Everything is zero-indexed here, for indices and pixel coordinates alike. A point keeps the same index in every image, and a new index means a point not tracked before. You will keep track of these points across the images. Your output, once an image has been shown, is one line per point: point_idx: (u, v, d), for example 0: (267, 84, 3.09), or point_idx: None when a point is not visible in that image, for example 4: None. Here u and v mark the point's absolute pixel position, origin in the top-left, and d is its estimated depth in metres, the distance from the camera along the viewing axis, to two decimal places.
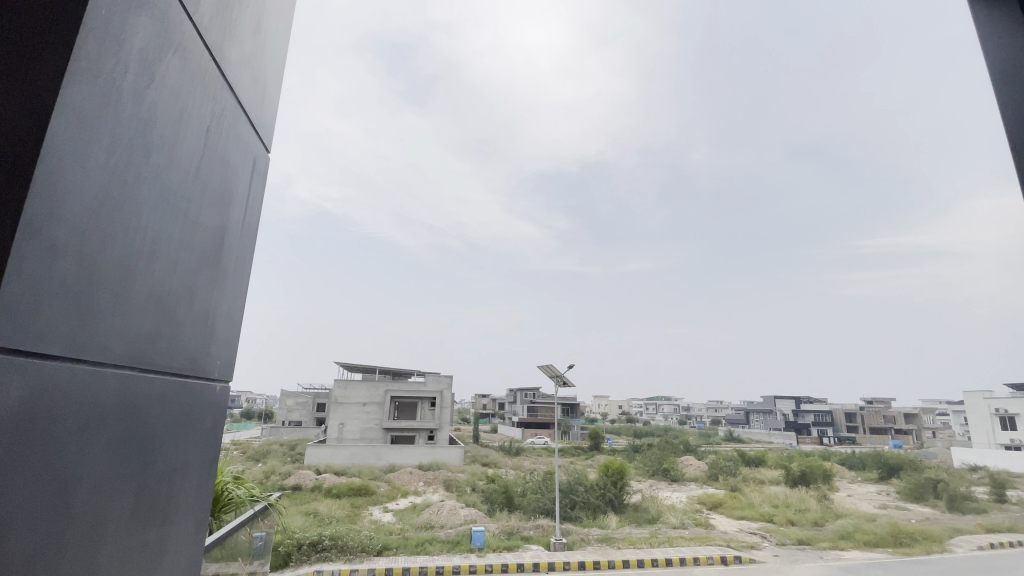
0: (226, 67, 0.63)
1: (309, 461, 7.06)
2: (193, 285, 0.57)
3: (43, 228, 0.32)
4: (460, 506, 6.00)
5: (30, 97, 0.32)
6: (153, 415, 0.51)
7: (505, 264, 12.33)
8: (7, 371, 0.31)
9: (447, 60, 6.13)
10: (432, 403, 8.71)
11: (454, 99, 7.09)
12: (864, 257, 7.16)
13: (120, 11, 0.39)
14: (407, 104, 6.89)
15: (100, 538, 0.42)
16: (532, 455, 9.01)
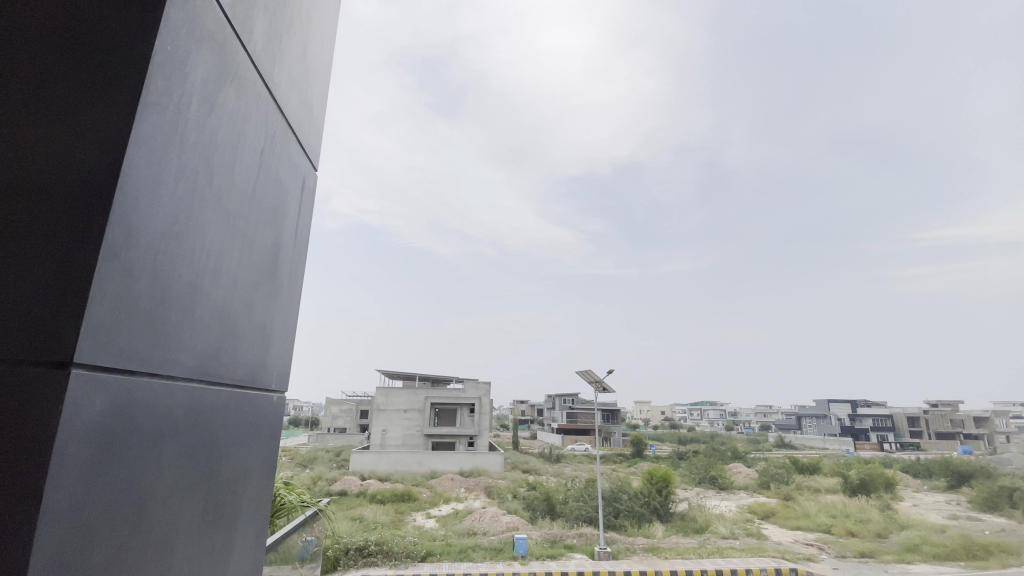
0: (277, 93, 0.66)
1: (354, 467, 7.12)
2: (252, 302, 0.60)
3: (121, 253, 0.34)
4: (502, 512, 6.00)
5: (103, 132, 0.35)
6: (218, 423, 0.53)
7: (540, 270, 12.26)
8: (92, 388, 0.33)
9: (475, 71, 6.23)
10: (470, 409, 8.74)
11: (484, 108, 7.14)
12: (929, 250, 6.82)
13: (184, 46, 0.42)
14: (439, 115, 7.04)
15: (171, 545, 0.44)
16: (573, 462, 8.83)
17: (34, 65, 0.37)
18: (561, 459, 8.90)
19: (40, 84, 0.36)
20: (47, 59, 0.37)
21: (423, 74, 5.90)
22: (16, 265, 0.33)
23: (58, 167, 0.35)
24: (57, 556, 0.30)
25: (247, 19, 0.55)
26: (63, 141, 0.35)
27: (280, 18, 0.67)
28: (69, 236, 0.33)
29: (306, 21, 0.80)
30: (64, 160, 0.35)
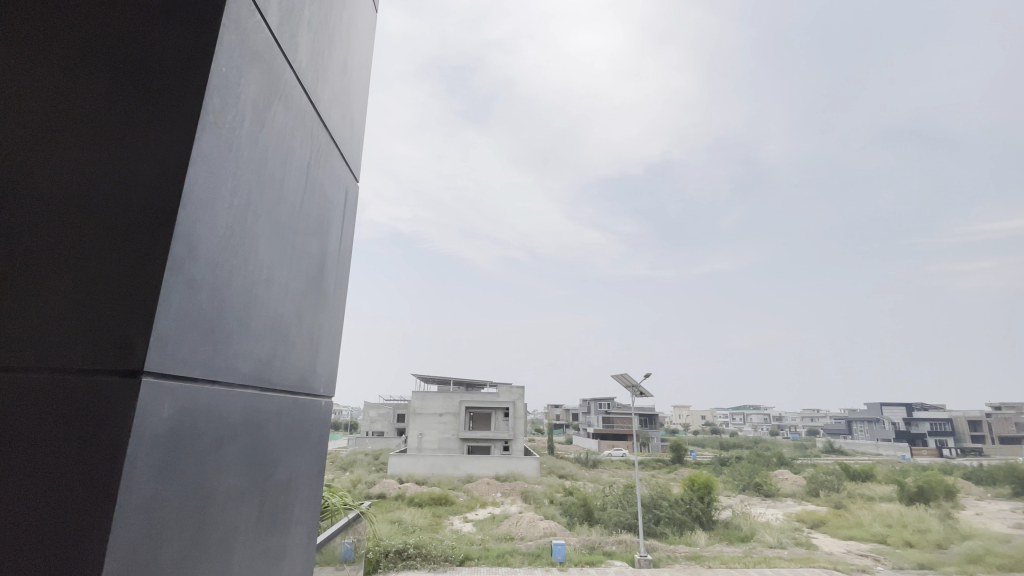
0: (321, 108, 0.68)
1: (393, 470, 7.24)
2: (301, 311, 0.63)
3: (184, 268, 0.36)
4: (539, 518, 5.99)
5: (166, 151, 0.37)
6: (272, 428, 0.55)
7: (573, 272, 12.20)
8: (161, 396, 0.35)
9: (504, 78, 6.31)
10: (506, 415, 8.74)
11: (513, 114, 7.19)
12: (995, 243, 6.33)
13: (236, 68, 0.44)
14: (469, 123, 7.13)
15: (231, 545, 0.46)
16: (612, 467, 8.38)
17: (100, 85, 0.39)
18: (598, 462, 8.59)
19: (105, 103, 0.38)
20: (115, 80, 0.39)
21: (451, 82, 6.01)
22: (88, 278, 0.35)
23: (124, 187, 0.37)
24: (127, 558, 0.32)
25: (293, 37, 0.57)
26: (128, 158, 0.37)
27: (323, 35, 0.69)
28: (137, 247, 0.35)
29: (345, 37, 0.82)
30: (132, 175, 0.37)
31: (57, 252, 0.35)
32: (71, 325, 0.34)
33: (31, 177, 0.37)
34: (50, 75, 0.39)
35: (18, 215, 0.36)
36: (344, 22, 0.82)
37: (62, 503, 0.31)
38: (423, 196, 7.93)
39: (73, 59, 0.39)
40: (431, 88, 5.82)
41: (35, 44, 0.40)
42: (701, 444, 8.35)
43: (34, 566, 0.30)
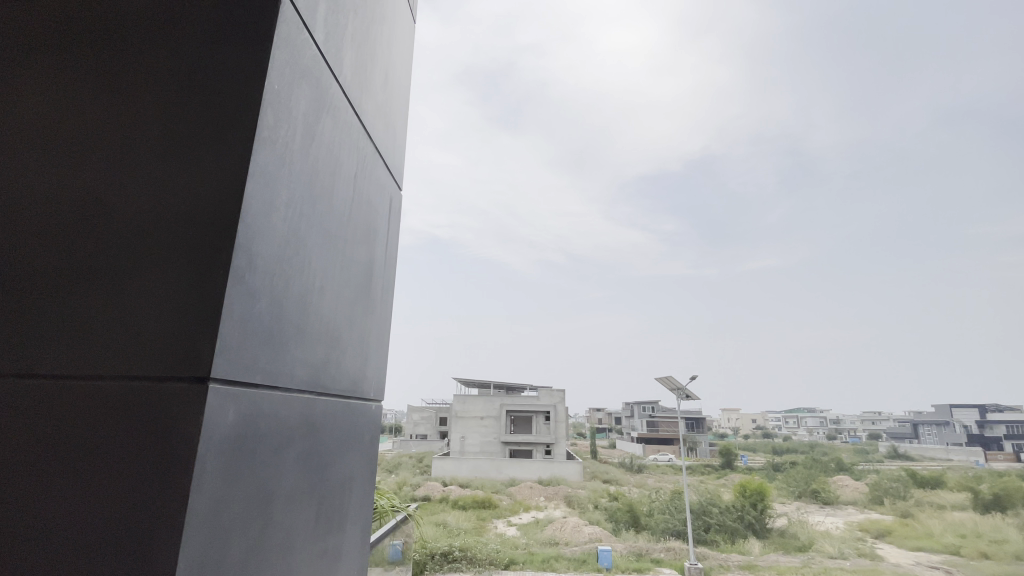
0: (366, 120, 0.70)
1: (435, 473, 7.10)
2: (353, 316, 0.65)
3: (246, 277, 0.38)
4: (584, 523, 5.96)
5: (227, 166, 0.39)
6: (327, 431, 0.57)
7: None
8: (226, 401, 0.36)
9: (537, 81, 6.32)
10: (546, 417, 8.39)
11: (547, 117, 7.18)
12: None
13: (288, 85, 0.46)
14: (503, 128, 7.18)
15: (291, 545, 0.47)
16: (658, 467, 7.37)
17: (171, 112, 0.41)
18: (648, 467, 7.29)
19: (171, 124, 0.41)
20: (182, 102, 0.42)
21: (485, 89, 6.08)
22: (155, 291, 0.37)
23: (191, 205, 0.38)
24: (200, 557, 0.33)
25: (338, 52, 0.59)
26: (194, 172, 0.39)
27: (365, 47, 0.71)
28: (202, 260, 0.37)
29: (386, 48, 0.84)
30: (196, 189, 0.39)
31: (133, 267, 0.38)
32: (141, 335, 0.36)
33: (108, 198, 0.40)
34: (125, 101, 0.42)
35: (100, 232, 0.39)
36: (385, 34, 0.84)
37: (139, 505, 0.32)
38: (455, 197, 7.93)
39: (144, 85, 0.42)
40: (464, 95, 5.90)
41: (113, 73, 0.43)
42: (755, 449, 6.88)
43: (115, 561, 0.32)
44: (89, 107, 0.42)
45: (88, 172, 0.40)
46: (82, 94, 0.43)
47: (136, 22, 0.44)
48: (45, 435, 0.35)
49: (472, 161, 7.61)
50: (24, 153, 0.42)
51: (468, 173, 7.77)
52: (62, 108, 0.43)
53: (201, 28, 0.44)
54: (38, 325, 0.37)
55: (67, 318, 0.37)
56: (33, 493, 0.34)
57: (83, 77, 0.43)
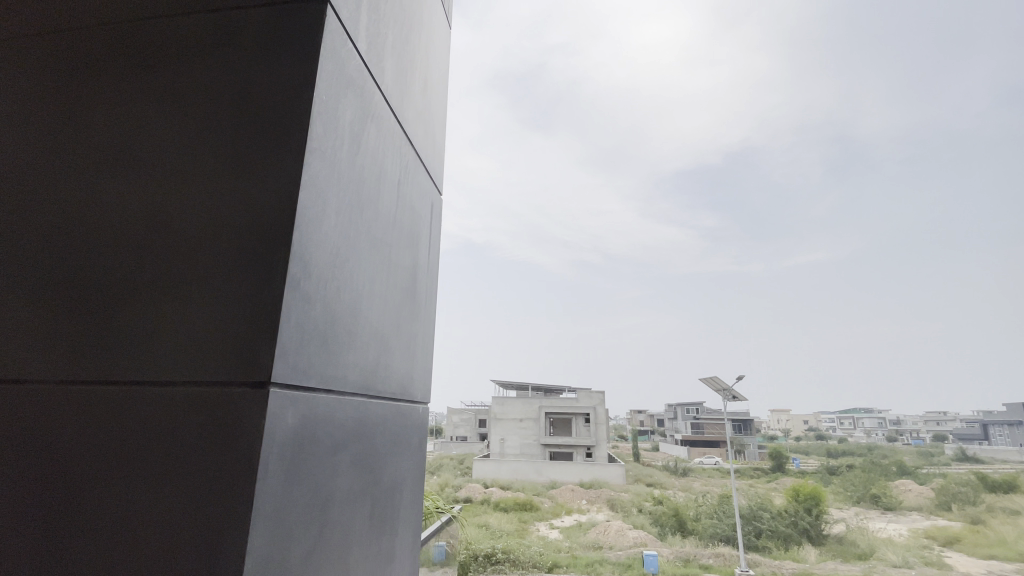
0: (408, 126, 0.72)
1: (478, 474, 7.13)
2: (400, 321, 0.66)
3: (300, 284, 0.39)
4: (628, 527, 5.90)
5: (283, 175, 0.40)
6: (379, 433, 0.58)
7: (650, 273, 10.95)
8: (286, 405, 0.37)
9: (568, 80, 6.29)
10: (586, 420, 8.05)
11: (578, 116, 7.15)
12: None
13: (336, 95, 0.47)
14: (535, 129, 7.17)
15: (348, 546, 0.49)
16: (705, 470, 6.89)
17: (229, 125, 0.43)
18: (694, 470, 7.04)
19: (230, 138, 0.43)
20: (238, 116, 0.44)
21: (517, 92, 6.11)
22: (218, 298, 0.39)
23: (249, 215, 0.40)
24: (264, 558, 0.34)
25: (380, 60, 0.61)
26: (252, 182, 0.41)
27: (405, 54, 0.72)
28: (261, 268, 0.38)
29: (425, 55, 0.85)
30: (252, 198, 0.40)
31: (196, 278, 0.39)
32: (204, 338, 0.38)
33: (172, 212, 0.42)
34: (188, 119, 0.45)
35: (164, 244, 0.41)
36: (423, 41, 0.85)
37: (206, 505, 0.34)
38: (490, 199, 7.92)
39: (204, 103, 0.45)
40: (498, 99, 5.92)
41: (176, 93, 0.46)
42: (809, 452, 6.49)
43: (184, 561, 0.33)
44: (153, 126, 0.45)
45: (155, 190, 0.43)
46: (148, 117, 0.46)
47: (197, 47, 0.47)
48: (117, 439, 0.37)
49: (505, 163, 7.57)
50: (97, 172, 0.45)
51: (502, 176, 7.78)
52: (130, 127, 0.46)
53: (255, 44, 0.46)
54: (111, 335, 0.40)
55: (138, 326, 0.39)
56: (107, 494, 0.36)
57: (147, 98, 0.46)
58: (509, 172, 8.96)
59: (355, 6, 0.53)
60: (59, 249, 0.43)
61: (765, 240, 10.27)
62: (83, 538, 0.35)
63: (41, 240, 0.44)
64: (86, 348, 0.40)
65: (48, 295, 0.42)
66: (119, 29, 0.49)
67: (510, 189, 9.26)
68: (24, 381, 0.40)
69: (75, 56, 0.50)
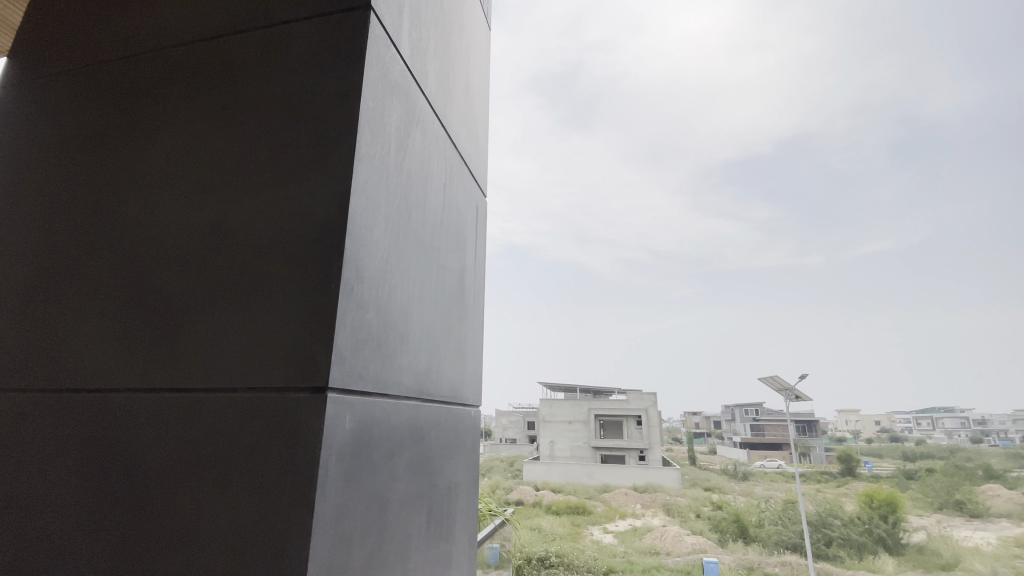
0: (451, 130, 0.76)
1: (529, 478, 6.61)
2: (449, 325, 0.71)
3: (352, 287, 0.44)
4: (685, 532, 5.79)
5: (329, 193, 0.45)
6: (432, 437, 0.62)
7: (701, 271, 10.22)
8: (343, 409, 0.41)
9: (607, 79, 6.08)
10: (636, 421, 7.50)
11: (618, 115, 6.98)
12: None
13: (380, 107, 0.52)
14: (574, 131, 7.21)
15: (408, 551, 0.53)
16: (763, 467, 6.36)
17: (277, 153, 0.49)
18: (751, 474, 6.30)
19: (286, 152, 0.49)
20: (287, 144, 0.49)
21: (556, 92, 6.00)
22: (278, 300, 0.44)
23: (304, 224, 0.45)
24: (327, 556, 0.38)
25: (422, 66, 0.65)
26: (301, 202, 0.46)
27: (446, 58, 0.76)
28: (316, 271, 0.43)
29: (467, 59, 0.89)
30: (304, 216, 0.45)
31: (253, 293, 0.45)
32: (266, 345, 0.43)
33: (234, 225, 0.48)
34: (247, 142, 0.51)
35: (229, 252, 0.48)
36: (465, 44, 0.89)
37: (274, 500, 0.38)
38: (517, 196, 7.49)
39: (252, 137, 0.51)
40: (537, 100, 5.84)
41: (239, 119, 0.53)
42: (882, 454, 5.48)
43: (256, 556, 0.37)
44: (220, 150, 0.53)
45: (212, 216, 0.50)
46: (201, 154, 0.53)
47: (256, 78, 0.54)
48: (188, 438, 0.43)
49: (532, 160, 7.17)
50: (175, 195, 0.53)
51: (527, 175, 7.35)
52: (201, 153, 0.54)
53: (308, 65, 0.51)
54: (187, 331, 0.47)
55: (202, 337, 0.46)
56: (185, 483, 0.42)
57: (215, 127, 0.54)
58: (549, 173, 8.82)
59: (397, 12, 0.58)
60: (148, 262, 0.51)
61: (821, 229, 8.97)
62: (171, 520, 0.42)
63: (130, 255, 0.53)
64: (157, 353, 0.47)
65: (137, 300, 0.50)
66: (195, 69, 0.59)
67: (543, 187, 8.85)
68: (118, 372, 0.49)
69: (160, 95, 0.60)
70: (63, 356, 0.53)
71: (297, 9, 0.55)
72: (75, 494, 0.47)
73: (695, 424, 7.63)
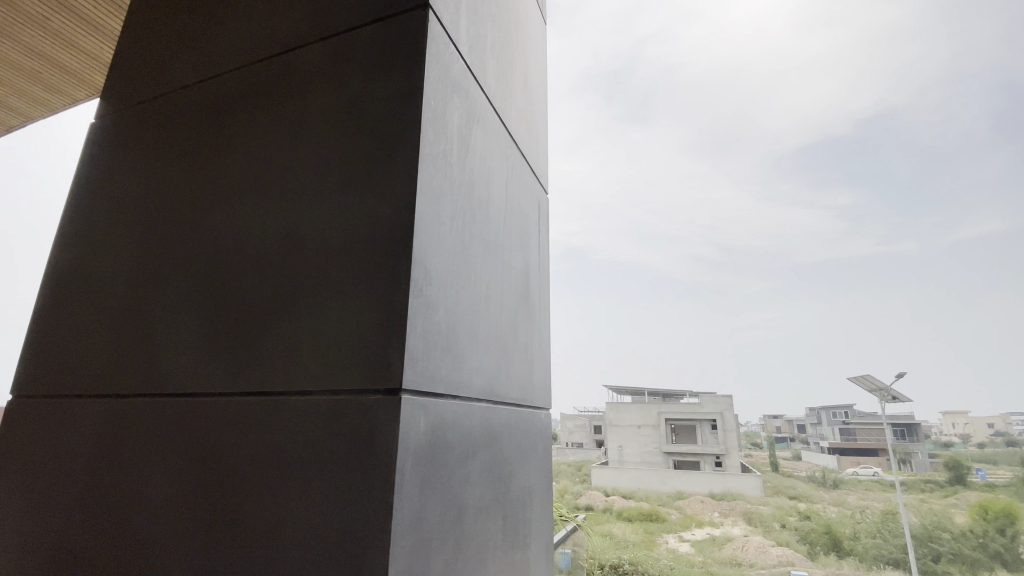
0: (512, 126, 0.76)
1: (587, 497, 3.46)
2: (516, 327, 0.71)
3: (422, 287, 0.44)
4: (749, 524, 3.16)
5: (398, 192, 0.46)
6: (504, 440, 0.61)
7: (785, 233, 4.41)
8: (416, 413, 0.41)
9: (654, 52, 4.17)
10: (712, 426, 3.60)
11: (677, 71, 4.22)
12: None
13: (441, 102, 0.52)
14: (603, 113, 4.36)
15: (485, 559, 0.52)
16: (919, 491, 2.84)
17: (344, 156, 0.51)
18: (842, 482, 3.06)
19: (352, 154, 0.50)
20: (354, 147, 0.50)
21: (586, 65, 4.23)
22: (352, 302, 0.44)
23: (374, 226, 0.46)
24: (406, 560, 0.38)
25: (480, 61, 0.66)
26: (370, 203, 0.47)
27: (504, 55, 0.76)
28: (387, 272, 0.43)
29: (523, 56, 0.89)
30: (374, 219, 0.46)
31: (326, 298, 0.46)
32: (342, 348, 0.43)
33: (305, 232, 0.50)
34: (313, 148, 0.53)
35: (300, 257, 0.49)
36: (521, 40, 0.89)
37: (355, 503, 0.38)
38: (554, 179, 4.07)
39: (321, 147, 0.53)
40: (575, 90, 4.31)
41: (306, 128, 0.55)
42: (995, 461, 2.68)
43: (337, 560, 0.38)
44: (287, 160, 0.55)
45: (285, 222, 0.52)
46: (274, 164, 0.56)
47: (321, 88, 0.56)
48: (270, 445, 0.44)
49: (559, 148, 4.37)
50: (248, 206, 0.56)
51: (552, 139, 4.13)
52: (269, 164, 0.56)
53: (371, 69, 0.53)
54: (263, 337, 0.49)
55: (281, 341, 0.47)
56: (269, 489, 0.43)
57: (283, 139, 0.57)
58: None
59: (455, 9, 0.59)
60: (227, 270, 0.55)
61: (931, 216, 3.64)
62: (257, 523, 0.43)
63: (212, 265, 0.56)
64: (240, 354, 0.50)
65: (219, 308, 0.54)
66: (263, 86, 0.62)
67: None
68: (203, 374, 0.52)
69: (233, 113, 0.64)
70: (155, 364, 0.57)
71: (359, 15, 0.57)
72: (172, 492, 0.50)
73: (775, 427, 3.45)
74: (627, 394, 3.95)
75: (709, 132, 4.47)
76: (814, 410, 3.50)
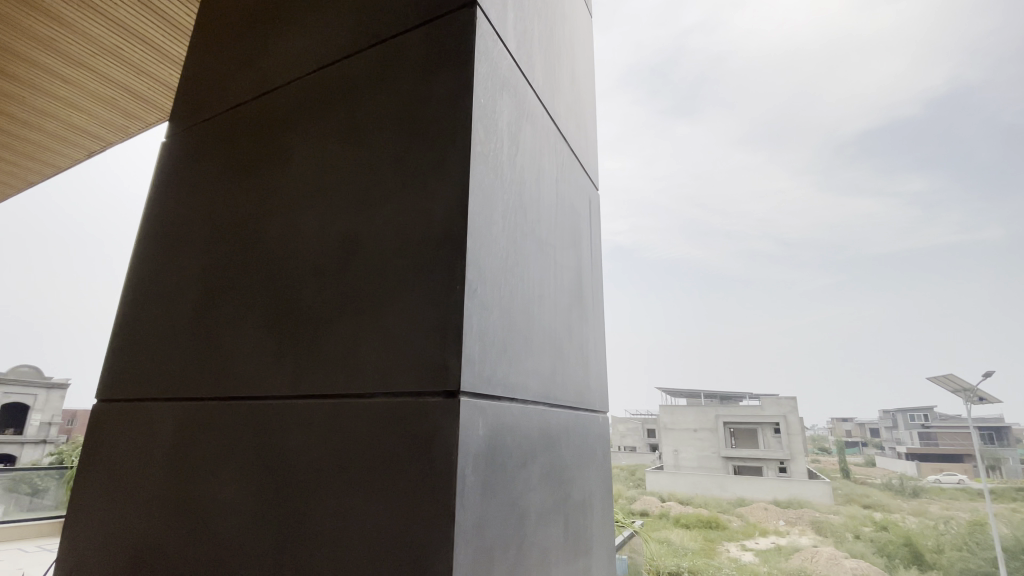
0: (561, 123, 0.75)
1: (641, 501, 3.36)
2: (571, 327, 0.69)
3: (477, 287, 0.44)
4: (818, 534, 2.95)
5: (451, 191, 0.45)
6: (562, 444, 0.60)
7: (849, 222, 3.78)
8: (475, 415, 0.40)
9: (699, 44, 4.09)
10: (774, 431, 3.42)
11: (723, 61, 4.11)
12: None
13: (491, 100, 0.52)
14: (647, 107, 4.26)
15: (547, 566, 0.51)
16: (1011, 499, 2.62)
17: (398, 158, 0.51)
18: (923, 490, 2.81)
19: (406, 155, 0.50)
20: (406, 149, 0.51)
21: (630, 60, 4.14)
22: (409, 302, 0.45)
23: (429, 226, 0.46)
24: (470, 564, 0.37)
25: (527, 57, 0.65)
26: (424, 203, 0.47)
27: (551, 50, 0.75)
28: (443, 273, 0.43)
29: (570, 52, 0.88)
30: (428, 219, 0.46)
31: (383, 299, 0.47)
32: (400, 349, 0.44)
33: (363, 235, 0.51)
34: (369, 152, 0.54)
35: (360, 259, 0.50)
36: (567, 36, 0.88)
37: (416, 506, 0.38)
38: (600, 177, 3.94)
39: (374, 151, 0.54)
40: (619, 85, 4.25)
41: (362, 132, 0.56)
42: None
43: (401, 562, 0.38)
44: (344, 165, 0.56)
45: (343, 226, 0.53)
46: (333, 169, 0.57)
47: (375, 92, 0.57)
48: (334, 445, 0.45)
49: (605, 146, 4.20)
50: (309, 212, 0.58)
51: None
52: (328, 170, 0.58)
53: (421, 71, 0.53)
54: (325, 337, 0.50)
55: (343, 342, 0.48)
56: (335, 488, 0.44)
57: (341, 145, 0.58)
58: None
59: (502, 6, 0.59)
60: (291, 275, 0.56)
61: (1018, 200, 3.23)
62: (324, 523, 0.44)
63: (276, 270, 0.58)
64: (303, 357, 0.51)
65: (284, 310, 0.55)
66: (321, 94, 0.64)
67: None
68: (271, 376, 0.54)
69: (293, 123, 0.66)
70: (227, 367, 0.60)
71: (409, 19, 0.58)
72: (242, 491, 0.52)
73: (845, 431, 3.19)
74: (682, 395, 3.73)
75: (763, 122, 4.22)
76: (889, 412, 3.15)
